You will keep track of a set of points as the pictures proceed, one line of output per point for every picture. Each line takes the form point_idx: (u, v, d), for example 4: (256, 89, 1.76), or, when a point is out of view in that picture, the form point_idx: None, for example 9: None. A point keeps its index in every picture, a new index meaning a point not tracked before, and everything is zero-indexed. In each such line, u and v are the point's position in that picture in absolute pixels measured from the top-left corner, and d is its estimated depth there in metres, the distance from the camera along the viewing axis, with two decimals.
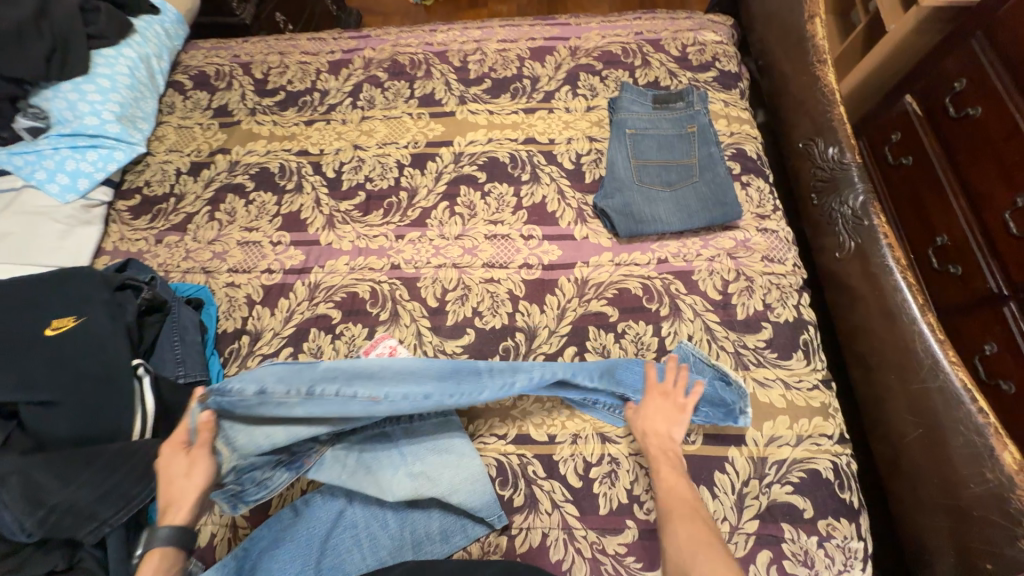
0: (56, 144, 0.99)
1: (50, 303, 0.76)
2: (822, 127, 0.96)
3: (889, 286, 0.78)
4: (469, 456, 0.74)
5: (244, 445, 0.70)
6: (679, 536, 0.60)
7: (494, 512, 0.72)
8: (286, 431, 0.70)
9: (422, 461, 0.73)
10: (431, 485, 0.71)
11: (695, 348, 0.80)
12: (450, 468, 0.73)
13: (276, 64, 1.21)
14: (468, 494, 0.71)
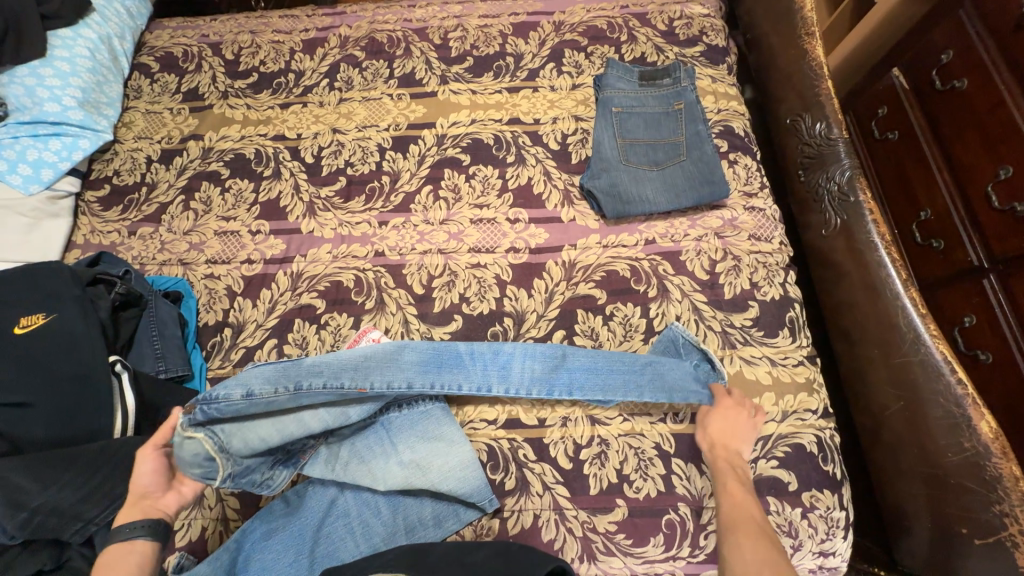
0: (16, 132, 0.94)
1: (18, 302, 0.73)
2: (810, 102, 0.95)
3: (874, 262, 0.79)
4: (458, 444, 0.75)
5: (239, 448, 0.67)
6: (744, 549, 0.56)
7: (484, 496, 0.72)
8: (278, 431, 0.70)
9: (412, 449, 0.74)
10: (423, 473, 0.72)
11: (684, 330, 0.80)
12: (440, 455, 0.73)
13: (247, 44, 1.16)
14: (459, 479, 0.72)
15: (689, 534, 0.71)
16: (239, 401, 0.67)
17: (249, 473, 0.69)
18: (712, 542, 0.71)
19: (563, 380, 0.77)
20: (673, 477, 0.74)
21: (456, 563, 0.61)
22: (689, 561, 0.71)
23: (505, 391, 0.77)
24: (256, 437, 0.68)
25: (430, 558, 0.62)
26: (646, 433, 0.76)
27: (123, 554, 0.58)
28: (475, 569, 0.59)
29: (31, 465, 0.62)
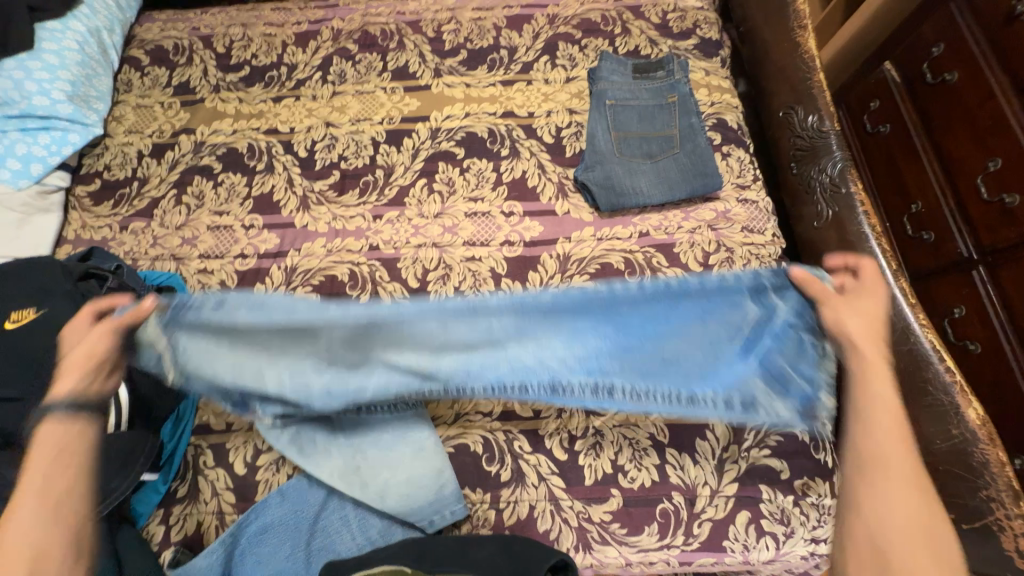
0: (4, 127, 0.93)
1: (9, 296, 0.72)
2: (802, 95, 0.95)
3: (864, 252, 0.78)
4: (411, 459, 0.73)
5: (196, 370, 0.64)
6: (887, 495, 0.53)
7: (454, 505, 0.72)
8: (237, 366, 0.65)
9: (362, 456, 0.73)
10: (369, 476, 0.73)
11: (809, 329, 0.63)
12: (385, 467, 0.73)
13: (238, 37, 1.15)
14: (414, 490, 0.72)
15: (683, 523, 0.72)
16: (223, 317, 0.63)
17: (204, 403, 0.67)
18: (705, 531, 0.72)
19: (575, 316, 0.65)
20: (667, 466, 0.74)
21: (461, 559, 0.61)
22: (683, 548, 0.72)
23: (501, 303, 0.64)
24: (216, 364, 0.65)
25: (434, 554, 0.62)
26: (640, 423, 0.77)
27: (67, 432, 0.56)
28: (482, 566, 0.60)
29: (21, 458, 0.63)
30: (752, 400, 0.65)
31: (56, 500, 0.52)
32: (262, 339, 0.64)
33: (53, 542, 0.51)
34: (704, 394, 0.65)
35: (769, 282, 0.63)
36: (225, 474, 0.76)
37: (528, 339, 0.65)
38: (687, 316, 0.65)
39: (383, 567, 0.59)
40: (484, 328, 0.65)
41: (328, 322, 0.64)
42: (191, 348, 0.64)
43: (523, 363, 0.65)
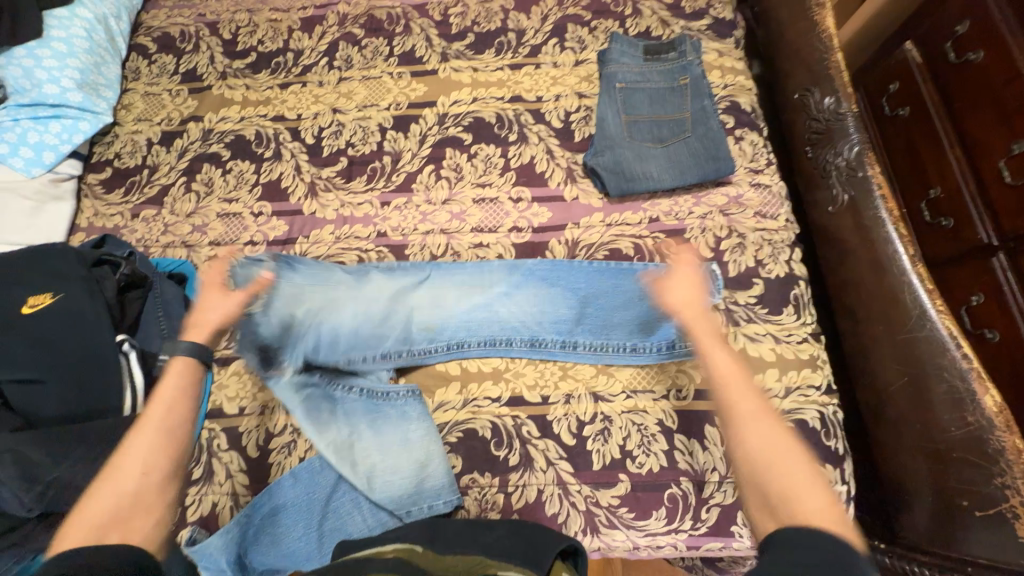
0: (16, 115, 0.94)
1: (24, 281, 0.72)
2: (819, 76, 0.92)
3: (881, 238, 0.78)
4: (404, 447, 0.76)
5: (277, 304, 0.80)
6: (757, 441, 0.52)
7: (440, 497, 0.73)
8: (309, 308, 0.82)
9: (359, 436, 0.77)
10: (360, 456, 0.76)
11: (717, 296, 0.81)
12: (377, 451, 0.76)
13: (244, 23, 1.14)
14: (400, 477, 0.75)
15: (691, 508, 0.72)
16: (324, 268, 0.85)
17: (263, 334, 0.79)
18: (714, 516, 0.72)
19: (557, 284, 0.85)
20: (676, 452, 0.74)
21: (471, 540, 0.62)
22: (691, 533, 0.72)
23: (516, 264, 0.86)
24: (298, 308, 0.81)
25: (445, 534, 0.64)
26: (649, 409, 0.77)
27: (187, 369, 0.62)
28: (493, 547, 0.60)
29: (41, 438, 0.63)
30: (681, 350, 0.78)
31: (162, 431, 0.55)
32: (341, 291, 0.84)
33: (158, 466, 0.54)
34: (644, 344, 0.80)
35: (681, 269, 0.83)
36: (239, 456, 0.77)
37: (512, 297, 0.85)
38: (617, 297, 0.84)
39: (396, 546, 0.60)
40: (490, 286, 0.86)
41: (388, 280, 0.85)
42: (289, 289, 0.82)
43: (510, 321, 0.84)
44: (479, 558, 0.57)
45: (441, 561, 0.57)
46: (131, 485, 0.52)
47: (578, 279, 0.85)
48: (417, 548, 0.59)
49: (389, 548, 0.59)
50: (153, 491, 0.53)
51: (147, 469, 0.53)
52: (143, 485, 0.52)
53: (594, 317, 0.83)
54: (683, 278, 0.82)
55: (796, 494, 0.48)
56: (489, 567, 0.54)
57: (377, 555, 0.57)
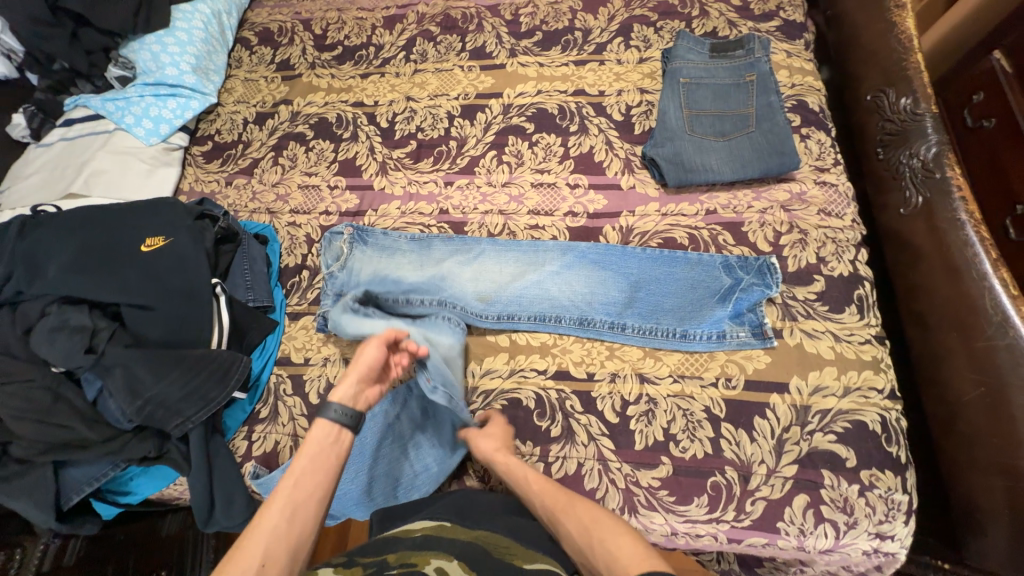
0: (141, 92, 1.08)
1: (140, 224, 0.82)
2: (895, 77, 0.91)
3: (958, 240, 0.76)
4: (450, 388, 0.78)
5: (351, 269, 0.89)
6: (579, 524, 0.60)
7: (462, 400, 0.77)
8: (377, 272, 0.89)
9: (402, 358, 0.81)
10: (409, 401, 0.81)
11: (776, 289, 0.79)
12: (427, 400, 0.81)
13: (334, 20, 1.26)
14: (439, 433, 0.79)
15: (735, 499, 0.71)
16: (392, 241, 0.92)
17: (337, 291, 0.88)
18: (759, 509, 0.70)
19: (610, 270, 0.87)
20: (722, 440, 0.73)
21: (499, 518, 0.66)
22: (733, 525, 0.70)
23: (568, 249, 0.89)
24: (368, 273, 0.89)
25: (473, 510, 0.67)
26: (696, 396, 0.76)
27: (319, 441, 0.61)
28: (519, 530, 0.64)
29: (148, 359, 0.72)
30: (733, 342, 0.78)
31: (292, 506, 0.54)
32: (405, 259, 0.91)
33: (279, 551, 0.51)
34: (695, 332, 0.80)
35: (736, 261, 0.83)
36: (301, 402, 0.83)
37: (563, 276, 0.88)
38: (666, 285, 0.84)
39: (424, 523, 0.62)
40: (542, 265, 0.89)
41: (450, 253, 0.91)
42: (361, 258, 0.90)
43: (559, 301, 0.86)
44: (508, 540, 0.60)
45: (472, 535, 0.59)
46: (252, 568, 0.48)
47: (630, 266, 0.86)
48: (446, 524, 0.61)
49: (419, 526, 0.62)
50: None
51: (268, 557, 0.50)
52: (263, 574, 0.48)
53: (641, 307, 0.84)
54: (736, 269, 0.82)
55: (614, 544, 0.55)
56: (515, 557, 0.56)
57: (404, 533, 0.60)
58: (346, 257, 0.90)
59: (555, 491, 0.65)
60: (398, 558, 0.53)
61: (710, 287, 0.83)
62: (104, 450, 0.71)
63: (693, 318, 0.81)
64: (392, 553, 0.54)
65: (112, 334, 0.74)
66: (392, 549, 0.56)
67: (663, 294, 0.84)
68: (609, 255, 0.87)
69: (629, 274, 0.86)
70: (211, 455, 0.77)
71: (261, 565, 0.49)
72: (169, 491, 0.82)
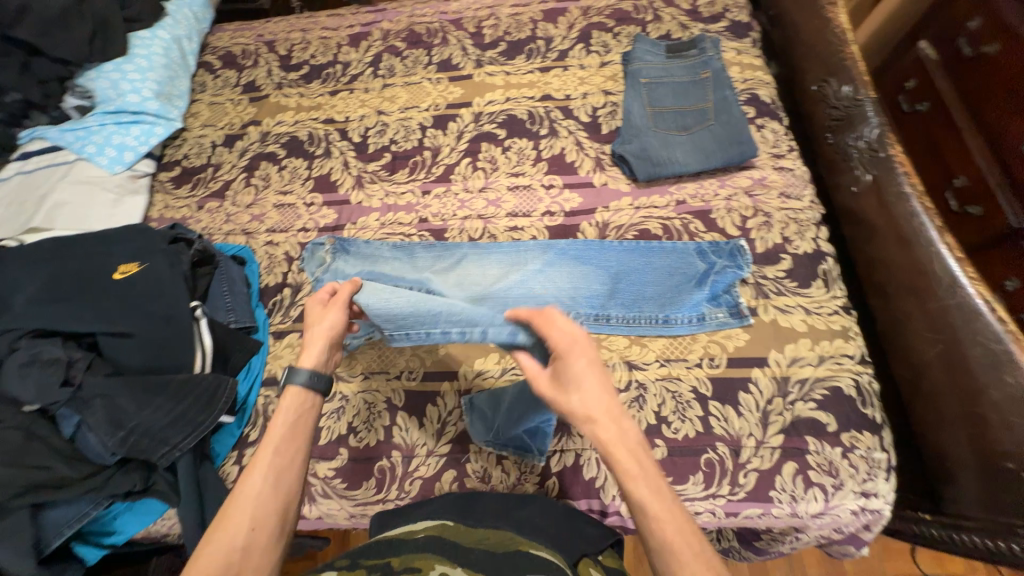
0: (102, 120, 1.06)
1: (114, 251, 0.80)
2: (835, 67, 0.98)
3: (905, 212, 0.81)
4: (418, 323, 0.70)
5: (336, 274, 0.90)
6: None
7: (442, 324, 0.69)
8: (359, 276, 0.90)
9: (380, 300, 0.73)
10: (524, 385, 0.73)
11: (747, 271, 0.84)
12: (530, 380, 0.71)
13: (298, 41, 1.26)
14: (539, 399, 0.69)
15: (728, 473, 0.73)
16: (374, 250, 0.93)
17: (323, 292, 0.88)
18: (752, 481, 0.73)
19: (591, 263, 0.89)
20: (711, 418, 0.76)
21: (503, 514, 0.63)
22: (729, 499, 0.73)
23: (546, 246, 0.91)
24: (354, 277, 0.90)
25: (475, 509, 0.63)
26: (683, 377, 0.79)
27: (298, 406, 0.58)
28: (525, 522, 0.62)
29: (129, 387, 0.70)
30: (713, 323, 0.82)
31: (275, 472, 0.53)
32: (388, 266, 0.92)
33: (265, 520, 0.50)
34: (677, 316, 0.83)
35: (709, 247, 0.87)
36: None
37: (545, 273, 0.89)
38: (645, 273, 0.88)
39: (426, 524, 0.58)
40: (525, 264, 0.91)
41: (433, 255, 0.93)
42: (344, 265, 0.91)
43: (542, 296, 0.88)
44: (513, 532, 0.57)
45: (478, 533, 0.56)
46: (239, 538, 0.48)
47: (611, 256, 0.89)
48: (449, 523, 0.57)
49: (420, 526, 0.58)
50: (260, 548, 0.49)
51: (253, 527, 0.49)
52: (250, 542, 0.48)
53: (622, 299, 0.86)
54: (709, 254, 0.87)
55: None
56: (520, 545, 0.53)
57: (407, 534, 0.56)
58: (329, 265, 0.91)
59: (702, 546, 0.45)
60: (402, 562, 0.49)
61: (688, 272, 0.86)
62: (86, 487, 0.68)
63: (674, 305, 0.84)
64: (396, 556, 0.50)
65: (89, 364, 0.72)
66: (396, 551, 0.51)
67: (643, 284, 0.87)
68: (590, 250, 0.90)
69: (609, 266, 0.89)
70: (201, 483, 0.74)
71: (246, 537, 0.48)
72: (156, 527, 0.78)
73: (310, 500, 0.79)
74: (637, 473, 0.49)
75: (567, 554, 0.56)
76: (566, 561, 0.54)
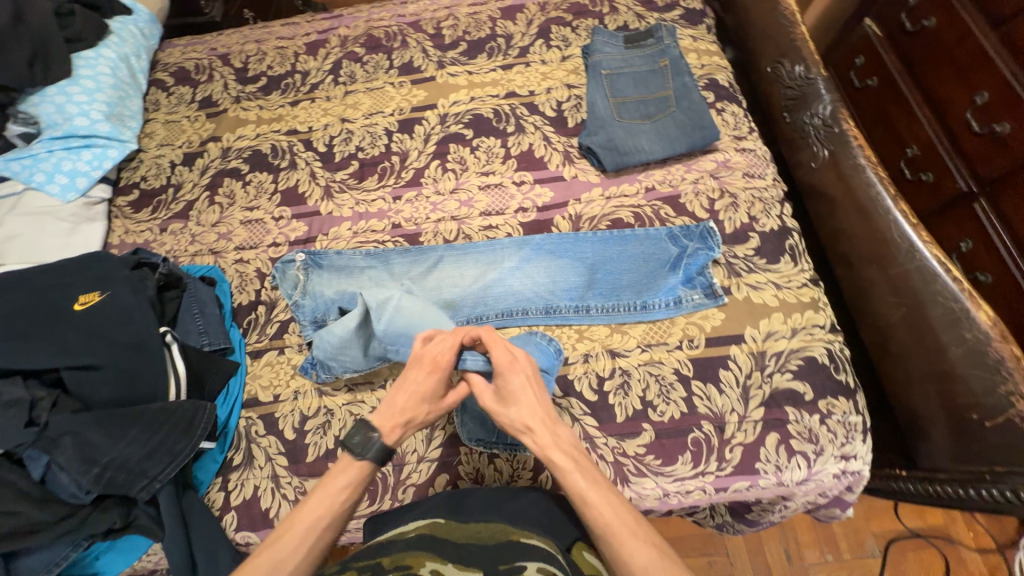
0: (50, 147, 1.01)
1: (71, 282, 0.77)
2: (787, 48, 1.01)
3: (863, 183, 0.85)
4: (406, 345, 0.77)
5: (312, 290, 0.89)
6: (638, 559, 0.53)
7: None
8: (336, 289, 0.89)
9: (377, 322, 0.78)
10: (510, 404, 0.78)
11: (717, 252, 0.86)
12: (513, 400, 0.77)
13: (254, 52, 1.23)
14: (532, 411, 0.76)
15: (715, 449, 0.75)
16: (348, 259, 0.92)
17: (301, 311, 0.87)
18: (737, 455, 0.75)
19: (567, 256, 0.90)
20: (694, 397, 0.77)
21: (495, 508, 0.62)
22: (718, 475, 0.74)
23: (522, 243, 0.91)
24: (330, 291, 0.89)
25: (468, 505, 0.62)
26: (665, 360, 0.80)
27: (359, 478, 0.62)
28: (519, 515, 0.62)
29: (102, 422, 0.68)
30: (690, 305, 0.83)
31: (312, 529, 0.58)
32: (364, 276, 0.91)
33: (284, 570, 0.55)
34: (654, 301, 0.85)
35: (680, 232, 0.89)
36: (277, 440, 0.79)
37: (523, 270, 0.90)
38: (620, 262, 0.89)
39: (415, 524, 0.58)
40: (501, 262, 0.91)
41: (409, 260, 0.92)
42: (319, 280, 0.90)
43: (521, 293, 0.88)
44: (505, 524, 0.57)
45: (470, 529, 0.56)
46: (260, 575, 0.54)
47: (586, 248, 0.90)
48: (439, 521, 0.57)
49: (410, 527, 0.57)
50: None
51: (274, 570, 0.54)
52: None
53: (599, 290, 0.88)
54: (682, 239, 0.88)
55: None
56: (513, 535, 0.54)
57: (398, 535, 0.56)
58: (303, 280, 0.90)
59: (628, 515, 0.57)
60: (393, 561, 0.49)
61: (662, 259, 0.88)
62: (60, 531, 0.65)
63: (651, 292, 0.85)
64: (386, 555, 0.50)
65: (54, 402, 0.69)
66: (386, 551, 0.51)
67: (619, 273, 0.88)
68: (565, 243, 0.91)
69: (585, 258, 0.90)
70: (185, 512, 0.72)
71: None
72: (142, 563, 0.76)
73: None
74: (570, 466, 0.60)
75: (560, 539, 0.60)
76: (560, 547, 0.57)
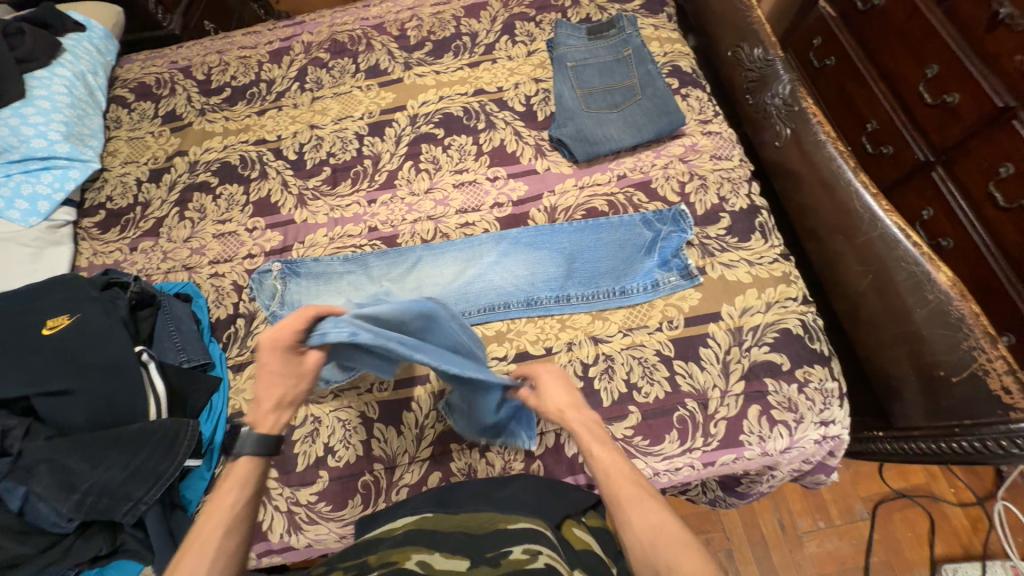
0: (8, 171, 0.98)
1: (40, 308, 0.75)
2: (745, 32, 1.04)
3: (824, 158, 0.87)
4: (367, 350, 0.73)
5: (291, 299, 0.89)
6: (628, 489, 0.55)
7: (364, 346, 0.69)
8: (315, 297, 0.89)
9: None
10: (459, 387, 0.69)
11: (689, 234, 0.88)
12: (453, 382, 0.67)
13: (215, 63, 1.21)
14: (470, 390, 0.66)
15: (700, 426, 0.77)
16: (325, 265, 0.92)
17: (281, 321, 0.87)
18: (722, 429, 0.76)
19: (544, 247, 0.91)
20: (677, 376, 0.79)
21: (484, 497, 0.63)
22: (704, 450, 0.76)
23: (499, 237, 0.92)
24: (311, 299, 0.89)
25: (458, 496, 0.63)
26: (647, 342, 0.82)
27: (245, 475, 0.57)
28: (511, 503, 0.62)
29: (80, 447, 0.66)
30: (667, 287, 0.85)
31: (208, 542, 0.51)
32: (342, 281, 0.90)
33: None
34: (632, 286, 0.86)
35: (653, 216, 0.91)
36: None
37: (501, 264, 0.91)
38: (596, 250, 0.90)
39: (405, 520, 0.58)
40: (479, 258, 0.92)
41: (387, 263, 0.92)
42: (298, 289, 0.90)
43: (502, 288, 0.89)
44: (492, 512, 0.58)
45: (456, 521, 0.56)
46: None
47: (561, 238, 0.91)
48: (427, 515, 0.58)
49: (399, 524, 0.57)
50: None
51: None
52: None
53: (576, 279, 0.89)
54: (656, 223, 0.90)
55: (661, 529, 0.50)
56: (500, 522, 0.54)
57: (387, 532, 0.56)
58: (281, 289, 0.89)
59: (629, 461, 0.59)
60: (380, 558, 0.49)
61: (637, 244, 0.89)
62: (44, 562, 0.64)
63: (627, 278, 0.87)
64: (373, 554, 0.50)
65: (27, 430, 0.67)
66: (373, 549, 0.51)
67: (595, 261, 0.90)
68: (541, 234, 0.92)
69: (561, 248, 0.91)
70: (175, 532, 0.71)
71: None
72: None
73: (296, 528, 0.77)
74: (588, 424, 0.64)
75: (549, 518, 0.59)
76: (549, 523, 0.57)
